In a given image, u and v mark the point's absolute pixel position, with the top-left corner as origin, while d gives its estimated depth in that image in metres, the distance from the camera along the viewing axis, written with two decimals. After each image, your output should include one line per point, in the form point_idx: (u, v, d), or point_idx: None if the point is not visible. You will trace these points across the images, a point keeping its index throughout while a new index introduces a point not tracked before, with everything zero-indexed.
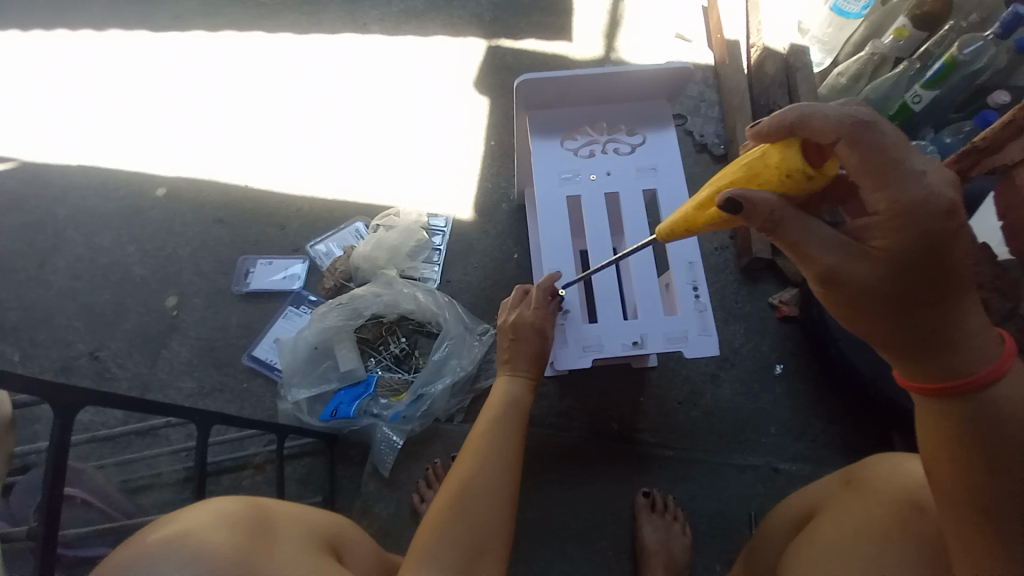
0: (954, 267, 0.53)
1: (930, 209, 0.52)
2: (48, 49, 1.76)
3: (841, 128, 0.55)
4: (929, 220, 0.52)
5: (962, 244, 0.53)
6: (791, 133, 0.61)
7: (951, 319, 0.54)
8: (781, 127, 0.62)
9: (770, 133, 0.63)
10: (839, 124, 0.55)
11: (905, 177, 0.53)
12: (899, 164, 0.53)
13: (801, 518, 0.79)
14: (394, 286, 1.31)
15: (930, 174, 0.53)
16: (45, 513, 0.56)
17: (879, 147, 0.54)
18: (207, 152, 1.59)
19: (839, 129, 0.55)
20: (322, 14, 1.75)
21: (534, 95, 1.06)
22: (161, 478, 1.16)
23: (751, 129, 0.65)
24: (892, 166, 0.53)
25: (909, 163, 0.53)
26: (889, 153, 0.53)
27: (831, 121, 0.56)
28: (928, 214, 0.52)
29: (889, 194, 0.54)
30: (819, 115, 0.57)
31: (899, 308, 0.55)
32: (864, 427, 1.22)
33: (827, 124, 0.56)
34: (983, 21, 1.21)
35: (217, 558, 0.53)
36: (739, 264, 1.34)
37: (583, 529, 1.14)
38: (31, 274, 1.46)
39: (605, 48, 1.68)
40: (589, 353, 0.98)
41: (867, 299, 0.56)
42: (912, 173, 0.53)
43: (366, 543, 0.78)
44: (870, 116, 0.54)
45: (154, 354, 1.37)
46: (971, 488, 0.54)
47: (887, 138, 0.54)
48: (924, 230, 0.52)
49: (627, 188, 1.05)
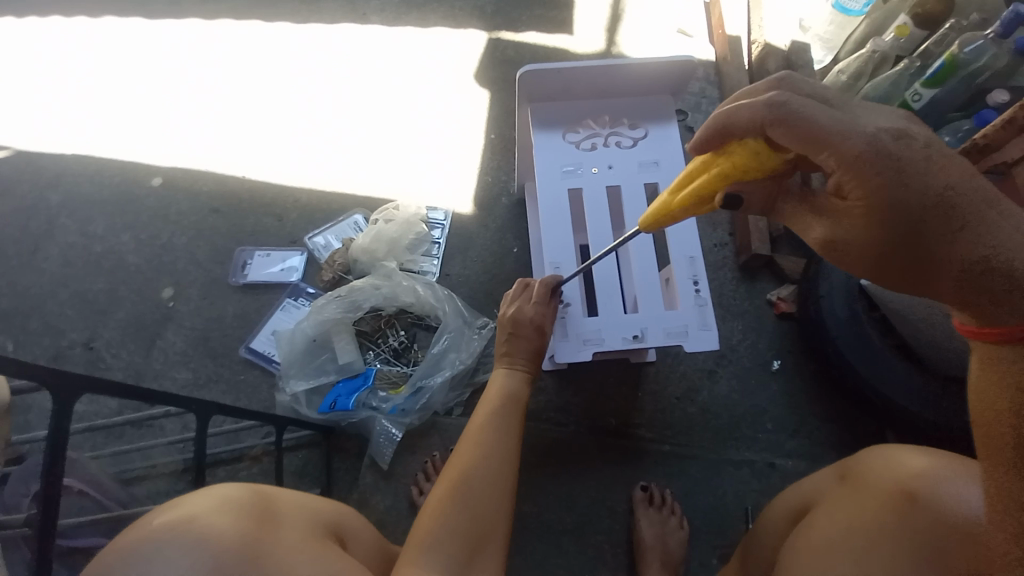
0: (945, 191, 0.52)
1: (877, 150, 0.54)
2: (42, 34, 1.74)
3: (760, 117, 0.60)
4: (884, 159, 0.53)
5: (937, 166, 0.53)
6: (725, 134, 0.66)
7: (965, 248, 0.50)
8: (718, 134, 0.66)
9: (705, 142, 0.68)
10: (756, 117, 0.61)
11: (838, 132, 0.55)
12: (823, 124, 0.56)
13: (797, 510, 0.79)
14: (393, 278, 1.30)
15: (855, 122, 0.56)
16: (43, 500, 0.55)
17: (800, 118, 0.57)
18: (203, 141, 1.57)
19: (759, 119, 0.60)
20: (321, 3, 1.74)
21: (537, 86, 1.05)
22: (156, 469, 1.16)
23: (689, 145, 0.70)
24: (819, 131, 0.56)
25: (832, 119, 0.56)
26: (812, 119, 0.57)
27: (750, 116, 0.61)
28: (882, 156, 0.53)
29: (832, 150, 0.56)
30: (735, 117, 0.63)
31: (910, 250, 0.54)
32: (858, 425, 1.23)
33: (750, 118, 0.62)
34: (987, 20, 1.22)
35: (223, 543, 0.53)
36: (738, 261, 1.35)
37: (579, 523, 1.15)
38: (23, 261, 1.44)
39: (607, 42, 1.67)
40: (588, 347, 0.98)
41: (877, 250, 0.56)
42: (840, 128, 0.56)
43: (369, 531, 0.78)
44: (777, 97, 0.59)
45: (149, 344, 1.36)
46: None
47: (801, 108, 0.57)
48: (888, 170, 0.53)
49: (629, 182, 1.05)
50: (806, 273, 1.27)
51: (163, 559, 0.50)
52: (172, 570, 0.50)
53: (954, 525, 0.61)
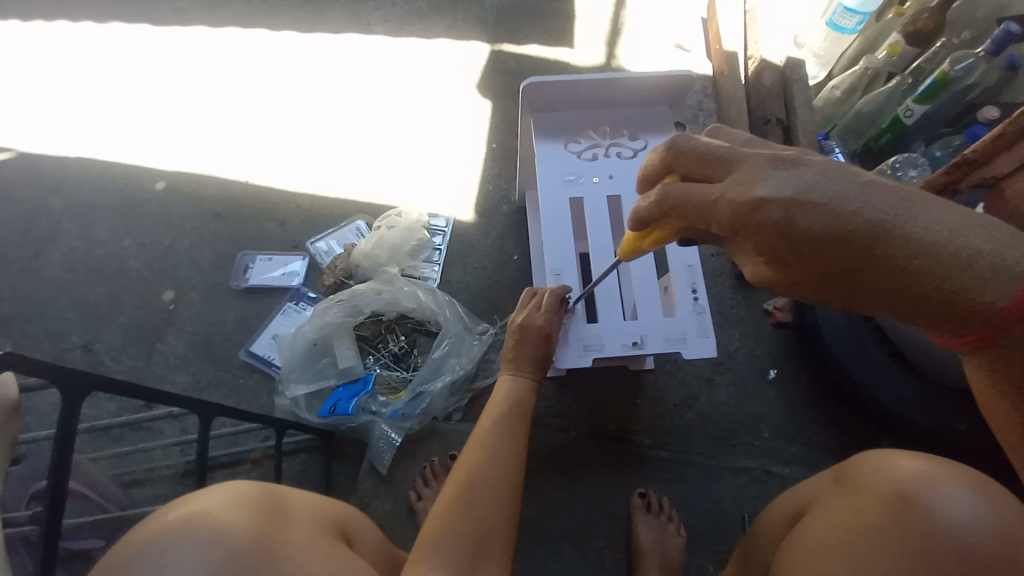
0: (832, 238, 0.48)
1: (746, 220, 0.53)
2: (48, 41, 1.75)
3: (654, 211, 0.63)
4: (757, 226, 0.52)
5: (813, 215, 0.48)
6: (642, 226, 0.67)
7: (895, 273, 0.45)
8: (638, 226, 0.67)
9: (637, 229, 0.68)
10: (649, 210, 0.63)
11: (711, 207, 0.57)
12: (698, 205, 0.58)
13: (794, 515, 0.80)
14: (394, 284, 1.31)
15: (727, 192, 0.55)
16: (50, 499, 0.56)
17: (681, 204, 0.60)
18: (207, 147, 1.59)
19: (654, 212, 0.63)
20: (325, 13, 1.77)
21: (540, 97, 1.07)
22: (156, 472, 1.15)
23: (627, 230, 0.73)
24: (698, 206, 0.58)
25: (705, 198, 0.58)
26: (688, 203, 0.59)
27: (646, 211, 0.63)
28: (753, 225, 0.52)
29: (715, 223, 0.57)
30: (636, 213, 0.66)
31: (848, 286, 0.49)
32: (854, 432, 1.24)
33: (646, 212, 0.64)
34: (976, 37, 1.26)
35: (237, 538, 0.54)
36: (735, 271, 1.37)
37: (578, 528, 1.15)
38: (25, 265, 1.44)
39: (606, 55, 1.71)
40: (589, 352, 0.99)
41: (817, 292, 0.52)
42: (711, 204, 0.57)
43: (374, 531, 0.78)
44: (658, 191, 0.62)
45: (150, 347, 1.36)
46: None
47: (679, 194, 0.60)
48: (765, 236, 0.52)
49: (630, 191, 1.07)
50: None
51: (178, 552, 0.51)
52: (187, 564, 0.50)
53: (947, 535, 0.61)
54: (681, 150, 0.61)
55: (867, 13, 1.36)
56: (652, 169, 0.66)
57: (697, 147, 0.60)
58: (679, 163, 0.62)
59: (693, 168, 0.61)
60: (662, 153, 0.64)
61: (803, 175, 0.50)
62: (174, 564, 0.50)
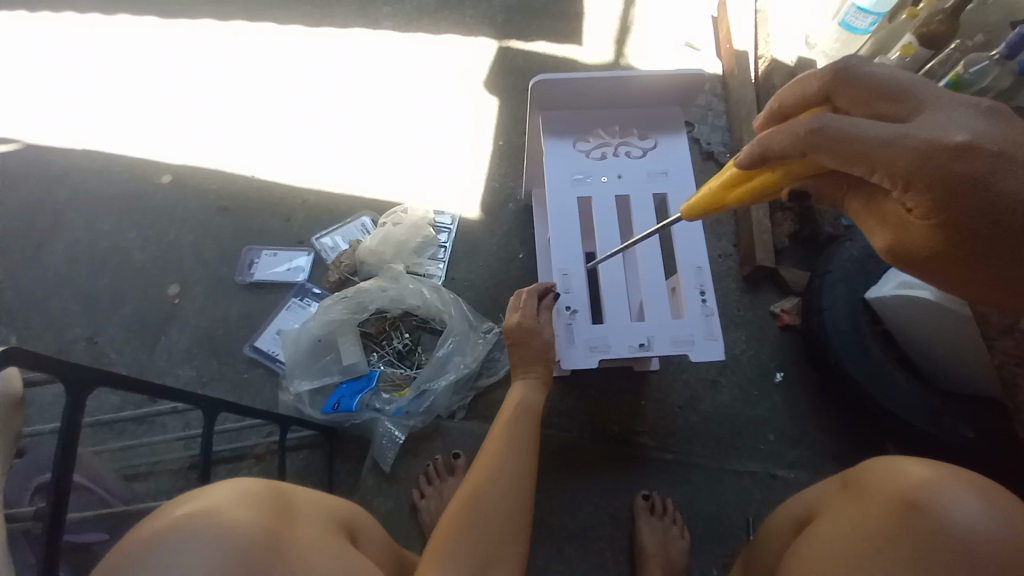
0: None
1: (937, 167, 0.47)
2: (55, 32, 1.75)
3: (797, 146, 0.56)
4: (951, 177, 0.46)
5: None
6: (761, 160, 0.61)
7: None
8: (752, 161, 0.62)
9: (747, 164, 0.63)
10: (792, 144, 0.56)
11: (888, 148, 0.49)
12: (869, 142, 0.50)
13: (798, 522, 0.79)
14: (400, 281, 1.30)
15: (914, 132, 0.48)
16: (55, 494, 0.55)
17: (843, 141, 0.51)
18: (213, 140, 1.58)
19: (796, 147, 0.56)
20: (333, 8, 1.75)
21: (549, 95, 1.06)
22: (160, 466, 1.15)
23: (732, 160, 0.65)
24: (864, 149, 0.50)
25: (882, 134, 0.50)
26: (853, 139, 0.51)
27: (786, 144, 0.56)
28: (946, 175, 0.47)
29: (882, 169, 0.50)
30: (772, 143, 0.58)
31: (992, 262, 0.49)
32: (859, 436, 1.23)
33: (786, 144, 0.57)
34: (991, 41, 1.22)
35: (246, 537, 0.53)
36: (742, 273, 1.36)
37: (580, 529, 1.14)
38: (30, 256, 1.44)
39: (615, 53, 1.70)
40: (595, 353, 0.98)
41: (940, 260, 0.52)
42: (890, 146, 0.49)
43: (380, 531, 0.78)
44: (810, 122, 0.53)
45: (153, 341, 1.36)
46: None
47: (839, 128, 0.51)
48: (955, 189, 0.47)
49: (638, 192, 1.06)
50: (809, 285, 1.28)
51: (188, 549, 0.50)
52: (195, 562, 0.50)
53: (954, 539, 0.60)
54: (851, 78, 0.54)
55: (880, 14, 1.36)
56: (802, 99, 0.60)
57: (875, 75, 0.53)
58: (843, 94, 0.55)
59: (858, 99, 0.54)
60: (825, 76, 0.57)
61: (1010, 133, 0.47)
62: (183, 561, 0.50)
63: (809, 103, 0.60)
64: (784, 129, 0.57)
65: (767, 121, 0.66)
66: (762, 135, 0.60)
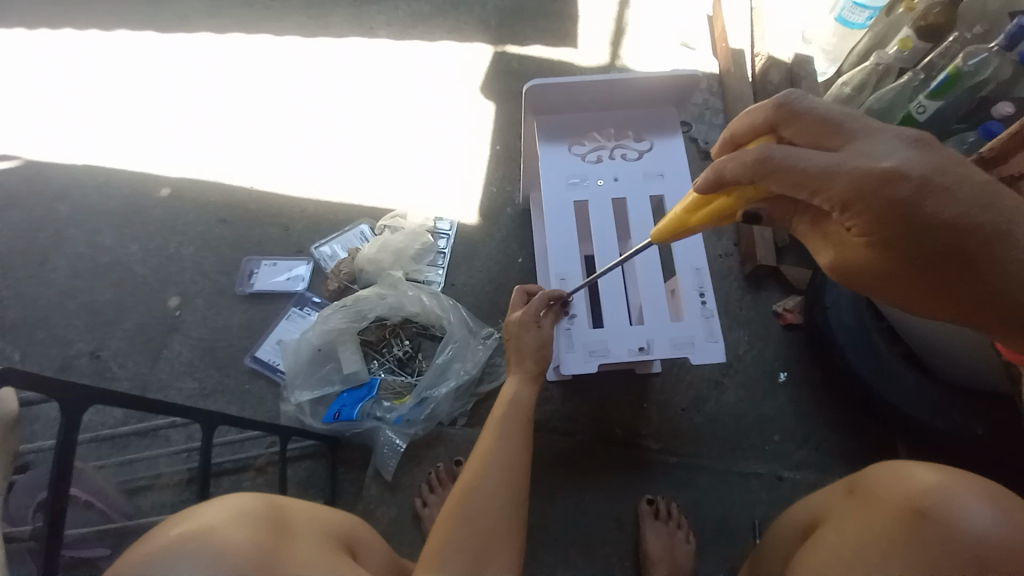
0: (954, 226, 0.52)
1: (870, 192, 0.53)
2: (54, 49, 1.77)
3: (746, 173, 0.59)
4: (882, 201, 0.53)
5: (949, 203, 0.52)
6: (720, 185, 0.64)
7: (973, 264, 0.54)
8: (711, 186, 0.65)
9: (705, 189, 0.66)
10: (742, 173, 0.60)
11: (827, 176, 0.55)
12: (811, 170, 0.55)
13: (805, 527, 0.77)
14: (399, 288, 1.30)
15: (849, 160, 0.54)
16: (50, 514, 0.55)
17: (788, 169, 0.56)
18: (211, 152, 1.59)
19: (745, 175, 0.60)
20: (328, 18, 1.76)
21: (543, 99, 1.06)
22: (161, 480, 1.15)
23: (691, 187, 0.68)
24: (804, 177, 0.56)
25: (822, 163, 0.55)
26: (796, 168, 0.56)
27: (737, 171, 0.60)
28: (879, 199, 0.53)
29: (822, 193, 0.56)
30: (726, 170, 0.62)
31: (925, 273, 0.57)
32: (867, 435, 1.21)
33: (736, 172, 0.60)
34: (989, 32, 1.22)
35: (239, 559, 0.53)
36: (743, 272, 1.35)
37: (585, 535, 1.13)
38: (33, 271, 1.45)
39: (610, 55, 1.69)
40: (595, 358, 0.97)
41: (882, 275, 0.59)
42: (829, 173, 0.54)
43: (380, 543, 0.77)
44: (758, 152, 0.58)
45: (155, 353, 1.37)
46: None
47: (782, 158, 0.56)
48: (885, 211, 0.53)
49: (635, 193, 1.05)
50: (812, 283, 1.27)
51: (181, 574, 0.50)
52: None
53: (966, 546, 0.59)
54: (793, 112, 0.59)
55: (877, 7, 1.34)
56: (751, 128, 0.64)
57: (813, 108, 0.58)
58: (788, 125, 0.60)
59: (802, 131, 0.59)
60: (771, 107, 0.61)
61: (934, 159, 0.53)
62: None
63: (758, 132, 0.64)
64: (735, 157, 0.60)
65: (723, 148, 0.70)
66: (716, 161, 0.63)
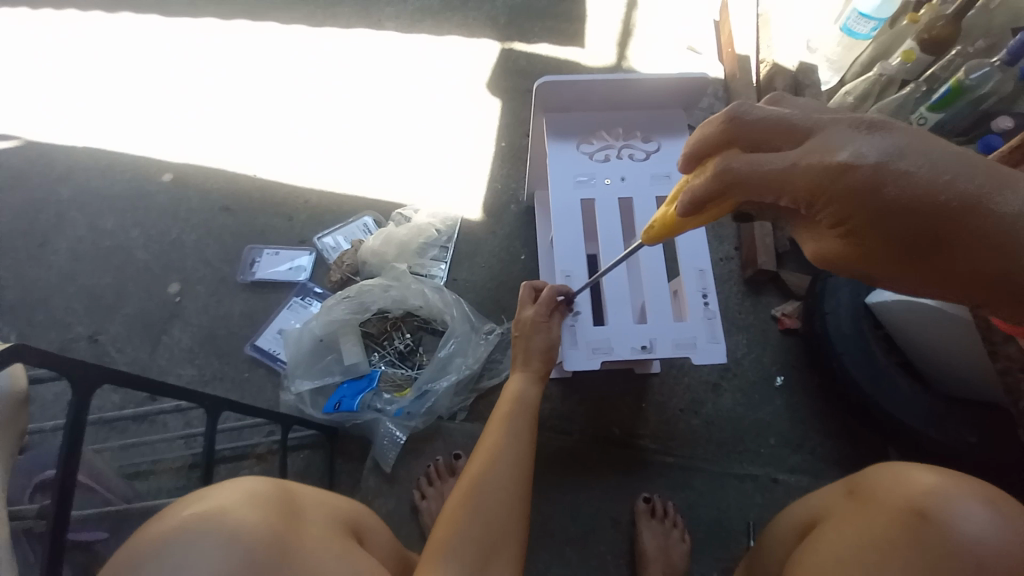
0: (925, 208, 0.46)
1: (830, 186, 0.51)
2: (57, 29, 1.75)
3: (712, 185, 0.59)
4: (839, 192, 0.50)
5: (911, 181, 0.47)
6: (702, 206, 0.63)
7: (975, 243, 0.46)
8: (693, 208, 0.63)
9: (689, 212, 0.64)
10: (708, 187, 0.60)
11: (787, 175, 0.54)
12: (770, 173, 0.55)
13: (803, 526, 0.79)
14: (402, 281, 1.30)
15: (804, 158, 0.53)
16: (59, 492, 0.55)
17: (751, 175, 0.56)
18: (215, 139, 1.58)
19: (713, 187, 0.59)
20: (337, 8, 1.76)
21: (554, 97, 1.07)
22: (161, 465, 1.15)
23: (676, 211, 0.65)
24: (764, 180, 0.55)
25: (776, 164, 0.54)
26: (757, 173, 0.56)
27: (705, 186, 0.60)
28: (839, 192, 0.50)
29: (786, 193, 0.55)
30: (697, 187, 0.61)
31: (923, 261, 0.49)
32: (861, 441, 1.23)
33: (705, 187, 0.60)
34: (992, 47, 1.24)
35: (253, 538, 0.53)
36: (743, 276, 1.37)
37: (582, 533, 1.14)
38: (31, 253, 1.44)
39: (618, 56, 1.70)
40: (598, 355, 0.98)
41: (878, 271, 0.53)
42: (786, 173, 0.54)
43: (386, 532, 0.77)
44: (719, 164, 0.59)
45: (155, 339, 1.36)
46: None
47: (742, 167, 0.57)
48: (847, 201, 0.50)
49: (641, 193, 1.06)
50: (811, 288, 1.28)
51: (196, 553, 0.51)
52: (205, 564, 0.50)
53: (961, 549, 0.60)
54: (746, 123, 0.58)
55: (882, 19, 1.35)
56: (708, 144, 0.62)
57: (764, 117, 0.58)
58: (744, 135, 0.59)
59: (761, 137, 0.58)
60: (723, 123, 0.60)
61: (899, 139, 0.48)
62: (191, 561, 0.50)
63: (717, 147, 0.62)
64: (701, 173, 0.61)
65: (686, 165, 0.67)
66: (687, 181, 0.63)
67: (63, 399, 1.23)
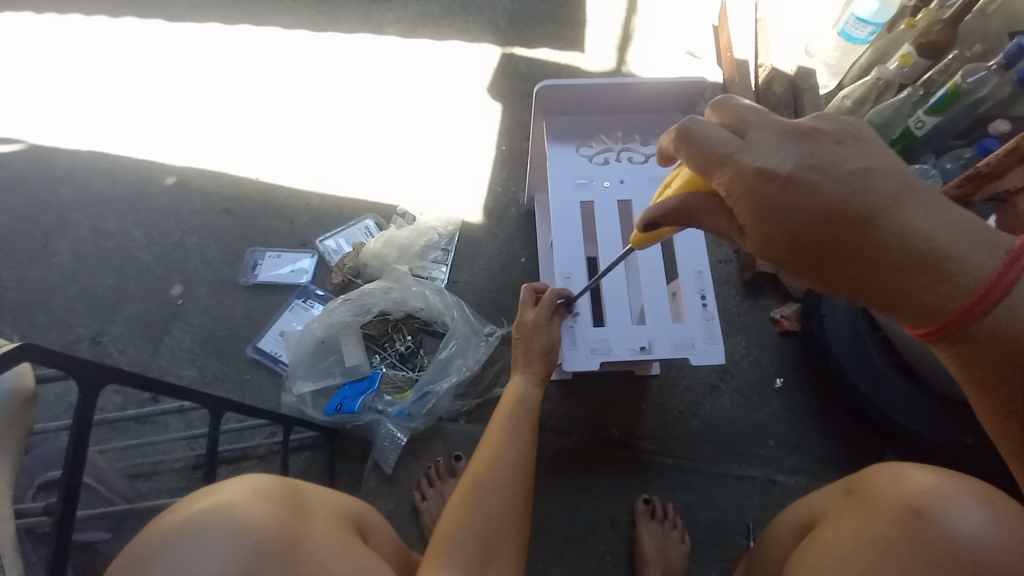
0: (818, 217, 0.54)
1: (751, 186, 0.56)
2: (61, 32, 1.77)
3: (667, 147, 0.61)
4: (754, 194, 0.56)
5: (810, 195, 0.54)
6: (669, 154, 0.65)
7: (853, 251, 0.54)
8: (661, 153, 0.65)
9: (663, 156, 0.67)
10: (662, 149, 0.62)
11: (724, 163, 0.57)
12: (709, 156, 0.58)
13: (802, 525, 0.80)
14: (403, 283, 1.30)
15: (741, 152, 0.57)
16: (65, 489, 0.56)
17: (698, 149, 0.58)
18: (217, 142, 1.60)
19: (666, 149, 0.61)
20: (339, 13, 1.77)
21: (553, 101, 1.09)
22: (164, 466, 1.16)
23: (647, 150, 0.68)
24: (704, 161, 0.58)
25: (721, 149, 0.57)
26: (703, 149, 0.58)
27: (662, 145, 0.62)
28: (757, 193, 0.56)
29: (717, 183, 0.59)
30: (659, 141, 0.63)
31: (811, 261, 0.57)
32: (859, 442, 1.23)
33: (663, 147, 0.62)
34: (988, 51, 1.26)
35: (262, 532, 0.54)
36: (742, 278, 1.37)
37: (581, 533, 1.15)
38: (34, 254, 1.45)
39: (617, 61, 1.72)
40: (597, 356, 0.99)
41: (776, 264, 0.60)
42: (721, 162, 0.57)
43: (389, 530, 0.78)
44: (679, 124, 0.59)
45: (156, 340, 1.37)
46: (966, 365, 0.51)
47: (696, 134, 0.58)
48: (760, 203, 0.56)
49: (640, 196, 1.07)
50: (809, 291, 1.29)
51: (206, 546, 0.52)
52: (214, 558, 0.51)
53: (960, 548, 0.61)
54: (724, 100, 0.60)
55: (880, 23, 1.37)
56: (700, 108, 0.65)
57: (737, 98, 0.60)
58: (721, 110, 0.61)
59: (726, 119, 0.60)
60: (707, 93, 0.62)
61: (813, 156, 0.55)
62: (201, 554, 0.51)
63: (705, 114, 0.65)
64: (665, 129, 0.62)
65: None
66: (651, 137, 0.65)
67: (65, 399, 1.24)
